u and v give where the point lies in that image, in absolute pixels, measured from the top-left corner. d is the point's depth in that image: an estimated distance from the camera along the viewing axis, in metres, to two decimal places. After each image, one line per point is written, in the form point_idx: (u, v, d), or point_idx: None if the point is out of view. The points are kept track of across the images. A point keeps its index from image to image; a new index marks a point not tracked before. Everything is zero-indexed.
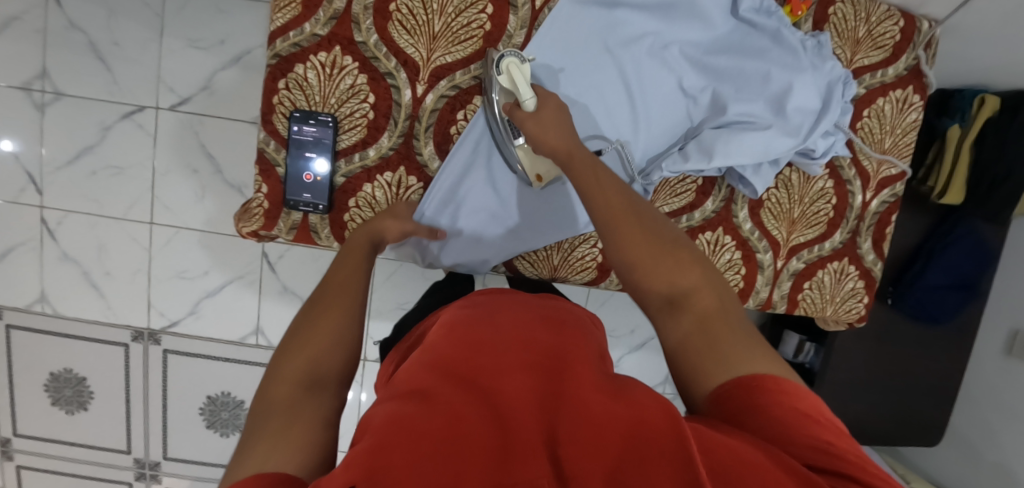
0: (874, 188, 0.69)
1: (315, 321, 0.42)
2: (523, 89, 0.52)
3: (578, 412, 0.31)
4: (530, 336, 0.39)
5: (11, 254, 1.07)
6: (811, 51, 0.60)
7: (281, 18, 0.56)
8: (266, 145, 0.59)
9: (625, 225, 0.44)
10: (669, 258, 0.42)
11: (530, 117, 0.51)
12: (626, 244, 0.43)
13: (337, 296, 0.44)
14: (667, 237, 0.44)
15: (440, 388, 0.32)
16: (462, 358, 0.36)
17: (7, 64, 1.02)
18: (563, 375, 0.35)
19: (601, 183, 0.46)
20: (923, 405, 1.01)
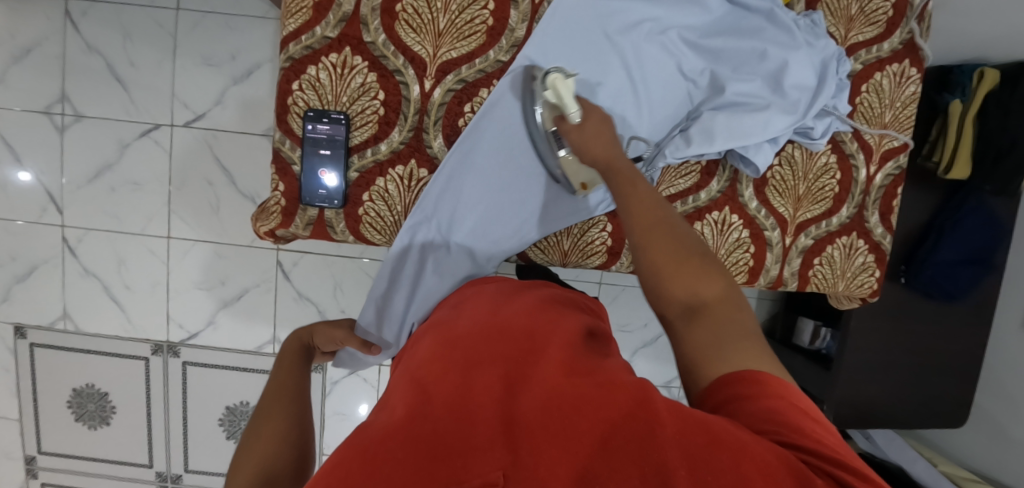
0: (877, 161, 0.70)
1: (261, 430, 0.41)
2: (568, 102, 0.54)
3: (541, 394, 0.34)
4: (503, 335, 0.42)
5: (34, 272, 1.10)
6: (805, 30, 0.61)
7: (294, 23, 0.59)
8: (281, 145, 0.61)
9: (659, 235, 0.43)
10: (696, 271, 0.41)
11: (575, 128, 0.53)
12: (654, 252, 0.42)
13: (282, 402, 0.46)
14: (691, 245, 0.43)
15: (411, 396, 0.36)
16: (437, 365, 0.40)
17: (30, 89, 1.06)
18: (533, 365, 0.38)
19: (637, 189, 0.47)
20: (944, 383, 1.00)
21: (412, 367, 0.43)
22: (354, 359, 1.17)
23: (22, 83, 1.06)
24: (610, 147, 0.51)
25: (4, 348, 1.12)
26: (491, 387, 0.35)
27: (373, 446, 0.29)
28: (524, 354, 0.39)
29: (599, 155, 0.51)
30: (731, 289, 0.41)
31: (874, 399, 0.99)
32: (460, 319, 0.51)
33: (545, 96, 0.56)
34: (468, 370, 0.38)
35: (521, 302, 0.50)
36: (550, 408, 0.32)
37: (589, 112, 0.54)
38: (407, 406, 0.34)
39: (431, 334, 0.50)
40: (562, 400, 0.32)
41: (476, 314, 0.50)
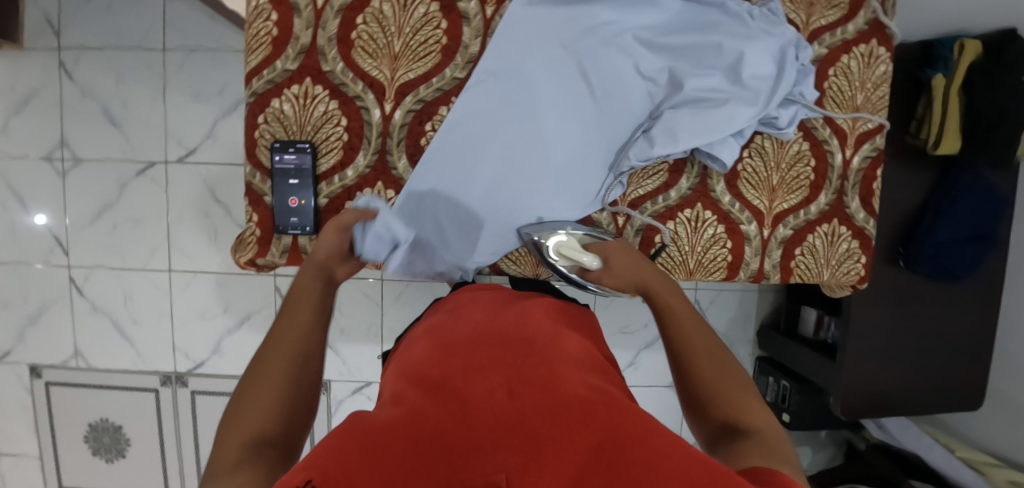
0: (853, 144, 0.68)
1: (254, 385, 0.41)
2: (583, 257, 0.57)
3: (542, 402, 0.34)
4: (503, 345, 0.44)
5: (45, 313, 1.15)
6: (761, 19, 0.61)
7: (255, 59, 0.61)
8: (252, 177, 0.63)
9: (705, 366, 0.46)
10: (741, 405, 0.43)
11: (606, 274, 0.57)
12: (702, 378, 0.46)
13: (279, 349, 0.44)
14: (739, 386, 0.45)
15: (412, 396, 0.37)
16: (439, 370, 0.41)
17: (31, 138, 1.11)
18: (536, 375, 0.38)
19: (680, 318, 0.51)
20: (956, 366, 0.97)
21: (409, 368, 0.44)
22: (357, 377, 1.18)
23: (24, 132, 1.11)
24: (651, 270, 0.56)
25: (23, 387, 1.17)
26: (492, 395, 0.36)
27: (377, 440, 0.31)
28: (527, 363, 0.40)
29: (634, 284, 0.55)
30: (775, 423, 0.42)
31: (885, 387, 0.96)
32: (455, 323, 0.52)
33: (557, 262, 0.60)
34: (470, 377, 0.39)
35: (529, 318, 0.51)
36: (552, 416, 0.33)
37: (604, 249, 0.58)
38: (410, 405, 0.35)
39: (426, 336, 0.52)
40: (564, 412, 0.33)
41: (473, 320, 0.51)
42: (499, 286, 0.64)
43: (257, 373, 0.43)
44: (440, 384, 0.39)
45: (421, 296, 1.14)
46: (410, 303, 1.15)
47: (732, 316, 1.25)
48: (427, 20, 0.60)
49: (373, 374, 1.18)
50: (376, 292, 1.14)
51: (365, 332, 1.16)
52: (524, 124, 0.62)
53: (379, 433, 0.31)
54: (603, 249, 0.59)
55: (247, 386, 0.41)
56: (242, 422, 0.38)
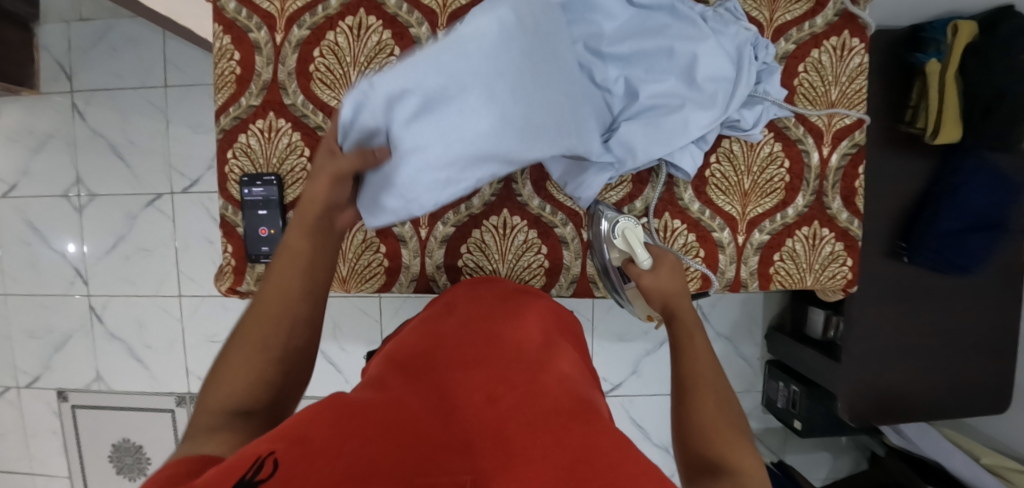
0: (830, 143, 0.65)
1: (248, 333, 0.45)
2: (638, 250, 0.56)
3: (522, 412, 0.36)
4: (494, 352, 0.45)
5: (68, 341, 1.22)
6: (713, 20, 0.60)
7: (222, 97, 0.64)
8: (225, 210, 0.65)
9: (706, 398, 0.43)
10: (731, 441, 0.39)
11: (647, 274, 0.55)
12: (700, 409, 0.42)
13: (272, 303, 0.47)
14: (737, 425, 0.41)
15: (397, 386, 0.39)
16: (427, 367, 0.43)
17: (49, 177, 1.19)
18: (519, 387, 0.39)
19: (695, 347, 0.48)
20: (977, 365, 0.90)
21: (397, 356, 0.45)
22: None
23: (43, 172, 1.19)
24: (683, 290, 0.54)
25: (52, 411, 1.24)
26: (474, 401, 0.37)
27: (355, 417, 0.32)
28: (512, 372, 0.41)
29: (662, 299, 0.54)
30: (765, 471, 0.37)
31: (898, 390, 0.90)
32: (447, 317, 0.54)
33: (613, 241, 0.58)
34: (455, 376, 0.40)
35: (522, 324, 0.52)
36: (527, 426, 0.34)
37: (657, 255, 0.57)
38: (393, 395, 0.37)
39: (416, 328, 0.53)
40: (539, 423, 0.34)
41: (465, 317, 0.52)
42: (501, 280, 0.63)
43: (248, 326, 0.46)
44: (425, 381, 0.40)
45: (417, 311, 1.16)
46: (407, 318, 1.16)
47: (736, 318, 1.20)
48: (381, 48, 0.62)
49: None
50: (373, 309, 1.16)
51: (365, 349, 1.18)
52: None
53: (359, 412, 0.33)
54: (660, 258, 0.57)
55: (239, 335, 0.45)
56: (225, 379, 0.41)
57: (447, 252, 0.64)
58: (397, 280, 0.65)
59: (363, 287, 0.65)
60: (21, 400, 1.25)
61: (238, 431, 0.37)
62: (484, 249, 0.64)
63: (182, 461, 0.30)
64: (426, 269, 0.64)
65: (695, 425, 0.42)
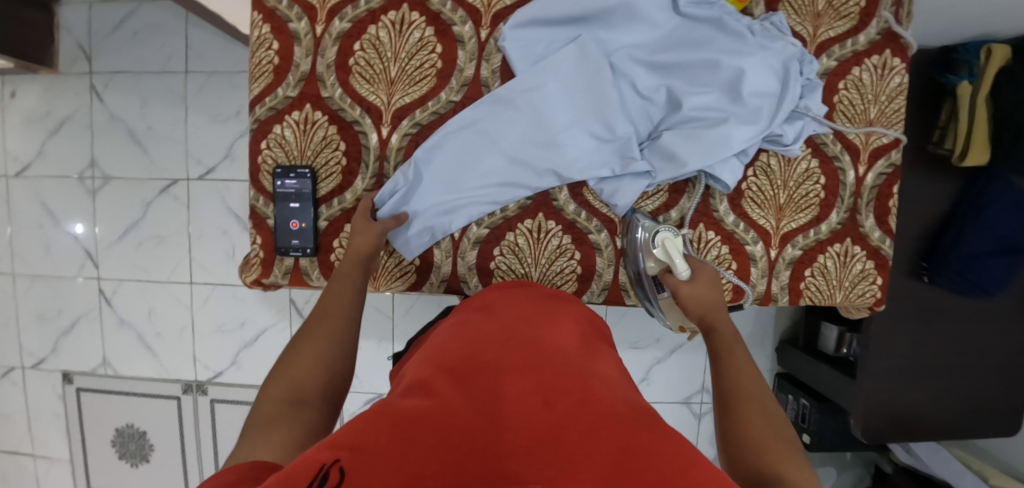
0: (866, 161, 0.65)
1: (301, 349, 0.50)
2: (678, 262, 0.56)
3: (576, 414, 0.35)
4: (538, 354, 0.44)
5: (76, 324, 1.21)
6: (760, 34, 0.59)
7: (258, 86, 0.63)
8: (256, 201, 0.65)
9: (751, 413, 0.43)
10: (780, 454, 0.39)
11: (686, 285, 0.55)
12: (745, 423, 0.43)
13: (321, 324, 0.53)
14: (783, 437, 0.41)
15: (445, 388, 0.38)
16: (471, 366, 0.42)
17: (64, 158, 1.18)
18: (570, 389, 0.38)
19: (737, 361, 0.49)
20: (991, 386, 0.91)
21: (442, 357, 0.45)
22: (368, 389, 1.19)
23: (58, 153, 1.18)
24: (719, 304, 0.55)
25: (55, 394, 1.23)
26: (527, 402, 0.36)
27: (407, 430, 0.32)
28: (560, 374, 0.41)
29: (700, 313, 0.54)
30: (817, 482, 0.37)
31: (913, 408, 0.90)
32: (485, 319, 0.53)
33: (652, 250, 0.58)
34: (503, 378, 0.40)
35: (561, 327, 0.51)
36: (585, 429, 0.33)
37: (696, 267, 0.57)
38: (442, 399, 0.36)
39: (456, 329, 0.52)
40: (596, 427, 0.33)
41: (506, 319, 0.51)
42: (530, 283, 0.63)
43: (302, 340, 0.51)
44: (471, 381, 0.40)
45: (430, 309, 1.15)
46: (419, 316, 1.15)
47: (750, 330, 1.20)
48: (422, 45, 0.61)
49: (384, 386, 1.19)
50: (386, 306, 1.16)
51: (376, 345, 1.17)
52: (531, 119, 0.61)
53: (411, 422, 0.33)
54: (699, 269, 0.57)
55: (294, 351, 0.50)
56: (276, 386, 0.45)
57: (479, 254, 0.64)
58: (427, 280, 0.65)
59: (393, 285, 0.65)
60: (25, 381, 1.23)
61: (286, 430, 0.40)
62: (517, 252, 0.64)
63: (244, 466, 0.32)
64: (457, 270, 0.64)
65: (741, 438, 0.42)
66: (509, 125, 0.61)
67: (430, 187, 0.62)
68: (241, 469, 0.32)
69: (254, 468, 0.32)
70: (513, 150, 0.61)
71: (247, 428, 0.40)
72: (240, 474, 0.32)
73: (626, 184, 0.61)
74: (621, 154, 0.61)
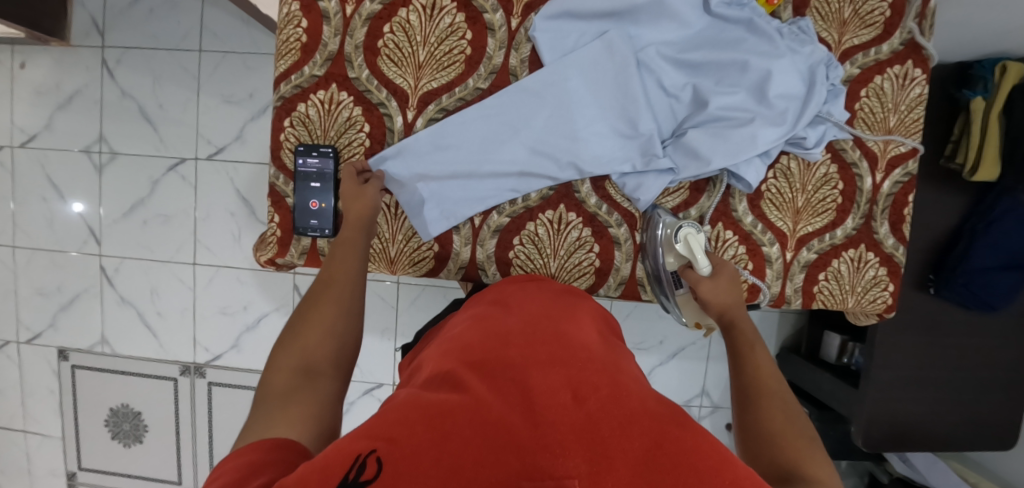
0: (884, 169, 0.66)
1: (307, 319, 0.49)
2: (700, 258, 0.57)
3: (607, 408, 0.35)
4: (565, 346, 0.44)
5: (75, 301, 1.20)
6: (788, 37, 0.60)
7: (284, 64, 0.63)
8: (276, 179, 0.64)
9: (773, 409, 0.44)
10: (802, 449, 0.39)
11: (707, 281, 0.56)
12: (767, 419, 0.43)
13: (325, 293, 0.52)
14: (803, 432, 0.42)
15: (473, 377, 0.38)
16: (496, 355, 0.42)
17: (72, 132, 1.17)
18: (599, 383, 0.38)
19: (758, 359, 0.49)
20: (988, 399, 0.92)
21: (468, 346, 0.45)
22: (369, 379, 1.19)
23: (66, 127, 1.17)
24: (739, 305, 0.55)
25: (51, 370, 1.22)
26: (559, 394, 0.36)
27: (440, 421, 0.32)
28: (589, 368, 0.41)
29: (721, 309, 0.55)
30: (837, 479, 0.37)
31: (913, 419, 0.91)
32: (504, 311, 0.52)
33: (673, 245, 0.59)
34: (530, 367, 0.40)
35: (581, 321, 0.51)
36: (618, 424, 0.33)
37: (717, 264, 0.58)
38: (471, 388, 0.36)
39: (478, 319, 0.52)
40: (629, 422, 0.33)
41: (526, 311, 0.51)
42: (543, 278, 0.63)
43: (308, 309, 0.50)
44: (497, 370, 0.39)
45: (435, 301, 1.15)
46: (424, 307, 1.15)
47: None
48: (452, 31, 0.61)
49: (385, 376, 1.18)
50: (391, 296, 1.15)
51: (380, 334, 1.17)
52: (556, 111, 0.61)
53: (443, 412, 0.33)
54: (720, 266, 0.58)
55: (299, 320, 0.49)
56: (285, 356, 0.45)
57: (499, 243, 0.64)
58: (445, 266, 0.65)
59: (410, 270, 0.65)
60: (20, 356, 1.22)
61: (306, 400, 0.40)
62: (537, 243, 0.64)
63: (269, 446, 0.33)
64: (476, 257, 0.64)
65: (762, 433, 0.42)
66: (536, 116, 0.61)
67: (452, 172, 0.62)
68: (265, 449, 0.32)
69: (276, 447, 0.33)
70: (537, 140, 0.61)
71: (260, 402, 0.40)
72: (267, 452, 0.32)
73: (646, 179, 0.62)
74: (645, 149, 0.61)
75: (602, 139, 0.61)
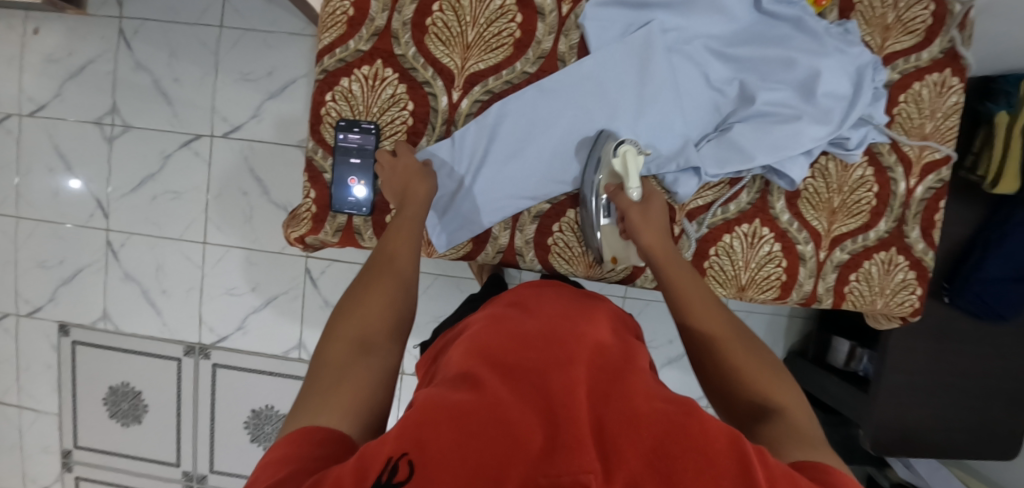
0: (917, 174, 0.66)
1: (367, 290, 0.48)
2: (632, 178, 0.56)
3: (623, 409, 0.33)
4: (580, 335, 0.42)
5: (78, 275, 1.17)
6: (838, 37, 0.60)
7: (329, 37, 0.62)
8: (314, 153, 0.63)
9: (718, 326, 0.48)
10: (758, 368, 0.44)
11: (637, 207, 0.57)
12: (717, 342, 0.46)
13: (384, 271, 0.50)
14: (764, 355, 0.46)
15: (487, 373, 0.36)
16: (513, 355, 0.39)
17: (83, 103, 1.14)
18: (616, 379, 0.37)
19: (680, 278, 0.53)
20: (993, 407, 0.93)
21: (481, 339, 0.43)
22: None
23: (77, 97, 1.14)
24: (662, 241, 0.56)
25: (50, 345, 1.19)
26: (576, 386, 0.35)
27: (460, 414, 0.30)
28: (602, 362, 0.39)
29: (651, 242, 0.56)
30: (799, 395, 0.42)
31: (920, 425, 0.92)
32: (521, 307, 0.50)
33: (608, 160, 0.58)
34: (549, 358, 0.38)
35: (596, 315, 0.49)
36: (631, 422, 0.31)
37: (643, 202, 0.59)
38: (488, 383, 0.34)
39: (489, 316, 0.50)
40: (643, 420, 0.31)
41: (541, 310, 0.48)
42: (559, 286, 0.60)
43: (365, 285, 0.49)
44: (515, 370, 0.37)
45: (448, 291, 1.14)
46: (437, 296, 1.14)
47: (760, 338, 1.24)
48: (502, 13, 0.61)
49: None
50: None
51: None
52: (603, 98, 0.62)
53: (462, 411, 0.31)
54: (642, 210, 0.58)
55: (358, 293, 0.48)
56: (340, 328, 0.43)
57: (539, 229, 0.64)
58: (483, 250, 0.65)
59: (448, 254, 0.65)
60: (18, 329, 1.19)
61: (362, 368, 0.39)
62: (577, 230, 0.63)
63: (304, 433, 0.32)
64: (515, 243, 0.64)
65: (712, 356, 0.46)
66: (579, 104, 0.62)
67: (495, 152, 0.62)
68: (311, 442, 0.31)
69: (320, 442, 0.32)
70: (580, 128, 0.62)
71: (314, 374, 0.39)
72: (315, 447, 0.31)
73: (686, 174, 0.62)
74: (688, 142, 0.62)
75: (646, 128, 0.62)
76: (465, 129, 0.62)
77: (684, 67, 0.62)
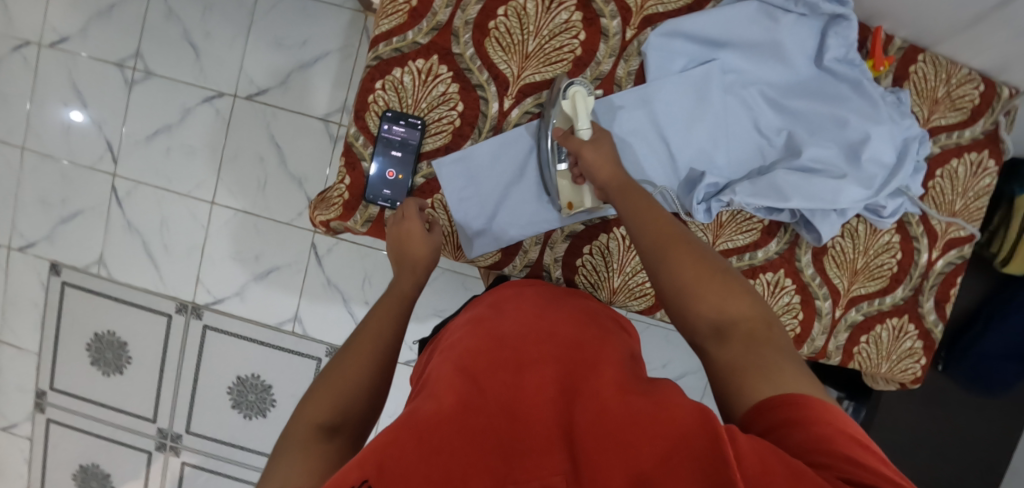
0: (941, 247, 0.67)
1: (345, 364, 0.45)
2: (581, 118, 0.55)
3: (592, 408, 0.33)
4: (548, 336, 0.41)
5: (78, 216, 1.14)
6: (891, 106, 0.61)
7: (387, 25, 0.60)
8: (355, 139, 0.62)
9: (679, 249, 0.45)
10: (716, 286, 0.42)
11: (587, 146, 0.54)
12: (677, 267, 0.44)
13: (365, 344, 0.47)
14: (717, 266, 0.44)
15: (453, 380, 0.35)
16: (482, 357, 0.39)
17: (106, 41, 1.10)
18: (585, 376, 0.37)
19: (638, 202, 0.51)
20: (972, 478, 0.94)
21: (449, 347, 0.43)
22: None
23: (101, 35, 1.10)
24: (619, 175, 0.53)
25: (39, 282, 1.16)
26: (545, 390, 0.35)
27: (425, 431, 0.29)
28: (571, 358, 0.39)
29: (608, 179, 0.53)
30: (755, 302, 0.42)
31: None
32: (490, 308, 0.50)
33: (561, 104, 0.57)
34: (515, 364, 0.38)
35: (567, 308, 0.48)
36: (598, 420, 0.31)
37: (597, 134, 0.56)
38: (454, 391, 0.34)
39: (464, 322, 0.49)
40: (610, 416, 0.31)
41: (519, 310, 0.46)
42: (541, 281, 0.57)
43: (343, 359, 0.46)
44: (486, 376, 0.36)
45: (453, 287, 1.13)
46: (441, 290, 1.13)
47: None
48: (566, 28, 0.60)
49: None
50: None
51: None
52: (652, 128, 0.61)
53: (428, 425, 0.30)
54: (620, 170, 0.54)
55: (335, 368, 0.45)
56: (311, 407, 0.40)
57: (569, 248, 0.64)
58: (511, 262, 0.65)
59: (477, 261, 0.65)
60: (8, 262, 1.16)
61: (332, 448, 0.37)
62: (605, 255, 0.63)
63: None
64: (544, 259, 0.64)
65: (673, 281, 0.44)
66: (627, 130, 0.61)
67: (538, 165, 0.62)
68: None
69: None
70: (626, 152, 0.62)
71: (280, 451, 0.36)
72: None
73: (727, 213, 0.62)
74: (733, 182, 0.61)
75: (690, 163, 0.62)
76: (510, 138, 0.61)
77: (736, 110, 0.62)
